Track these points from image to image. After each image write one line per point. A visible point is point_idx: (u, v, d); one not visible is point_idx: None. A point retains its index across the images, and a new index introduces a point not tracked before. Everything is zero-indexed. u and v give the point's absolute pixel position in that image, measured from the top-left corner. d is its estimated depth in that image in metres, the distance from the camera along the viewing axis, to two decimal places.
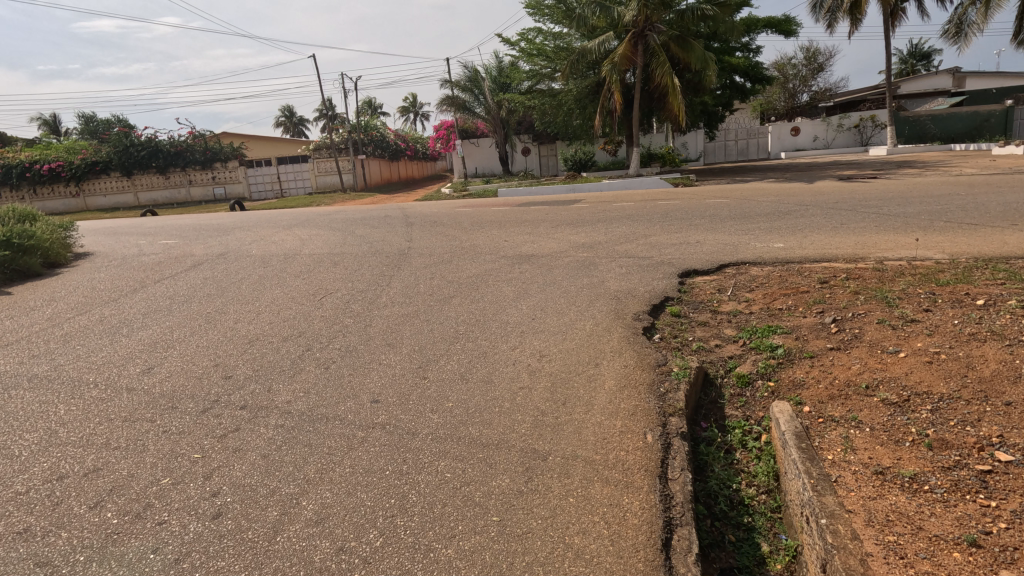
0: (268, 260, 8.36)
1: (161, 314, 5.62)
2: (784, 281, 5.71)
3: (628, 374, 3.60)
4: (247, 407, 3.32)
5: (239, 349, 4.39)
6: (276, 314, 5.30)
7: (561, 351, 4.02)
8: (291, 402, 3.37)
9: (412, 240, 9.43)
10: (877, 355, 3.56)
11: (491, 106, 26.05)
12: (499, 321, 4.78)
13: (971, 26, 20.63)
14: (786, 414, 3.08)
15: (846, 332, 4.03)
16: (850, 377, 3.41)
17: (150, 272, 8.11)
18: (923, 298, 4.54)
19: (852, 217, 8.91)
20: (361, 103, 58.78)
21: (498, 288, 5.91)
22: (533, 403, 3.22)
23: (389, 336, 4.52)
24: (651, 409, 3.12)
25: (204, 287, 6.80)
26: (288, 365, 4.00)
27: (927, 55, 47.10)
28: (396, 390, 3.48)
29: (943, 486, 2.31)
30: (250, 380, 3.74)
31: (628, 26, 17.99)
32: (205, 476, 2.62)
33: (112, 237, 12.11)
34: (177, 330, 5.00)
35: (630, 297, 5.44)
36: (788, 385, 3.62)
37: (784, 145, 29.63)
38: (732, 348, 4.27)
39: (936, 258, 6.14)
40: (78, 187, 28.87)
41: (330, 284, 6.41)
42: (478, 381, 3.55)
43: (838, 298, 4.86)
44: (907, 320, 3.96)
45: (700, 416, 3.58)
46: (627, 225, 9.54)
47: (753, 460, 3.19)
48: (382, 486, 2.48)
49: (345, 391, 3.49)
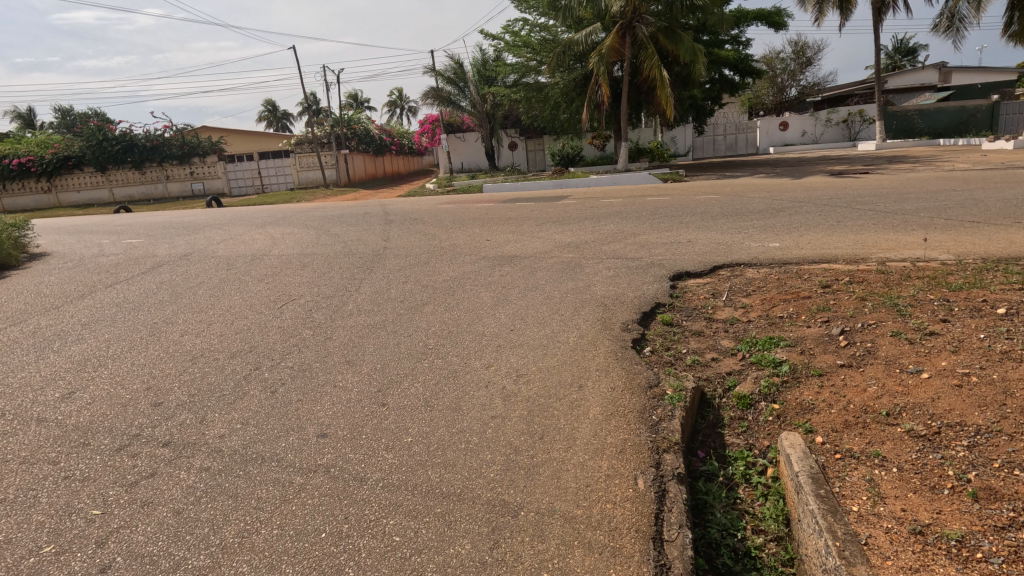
0: (233, 261, 7.84)
1: (101, 325, 5.07)
2: (783, 285, 5.30)
3: (615, 399, 3.15)
4: (170, 445, 2.83)
5: (179, 368, 3.88)
6: (228, 325, 4.81)
7: (540, 369, 3.57)
8: (224, 437, 2.88)
9: (389, 239, 8.94)
10: (896, 375, 3.15)
11: (476, 100, 25.62)
12: (473, 332, 4.33)
13: (963, 20, 20.45)
14: (799, 449, 2.65)
15: (857, 346, 3.62)
16: (866, 402, 3.00)
17: (105, 275, 7.55)
18: (936, 306, 4.15)
19: (849, 214, 8.56)
20: (346, 96, 57.91)
21: (476, 294, 5.44)
22: (505, 438, 2.76)
23: (349, 351, 4.04)
24: (643, 444, 2.68)
25: (157, 293, 6.24)
26: (231, 387, 3.51)
27: (912, 52, 47.32)
28: (348, 421, 3.01)
29: (999, 555, 1.90)
30: (181, 408, 3.24)
31: (616, 17, 17.49)
32: (97, 543, 2.13)
33: (73, 236, 11.45)
34: (114, 345, 4.46)
35: (618, 304, 4.99)
36: (795, 408, 3.21)
37: (773, 140, 29.23)
38: (731, 362, 3.85)
39: (941, 259, 5.78)
40: (50, 182, 27.99)
41: (294, 289, 5.94)
42: (444, 408, 3.09)
43: (844, 305, 4.45)
44: (925, 332, 3.58)
45: (697, 444, 3.16)
46: (615, 222, 9.11)
47: (758, 499, 2.77)
48: (314, 556, 2.02)
49: (291, 423, 3.00)
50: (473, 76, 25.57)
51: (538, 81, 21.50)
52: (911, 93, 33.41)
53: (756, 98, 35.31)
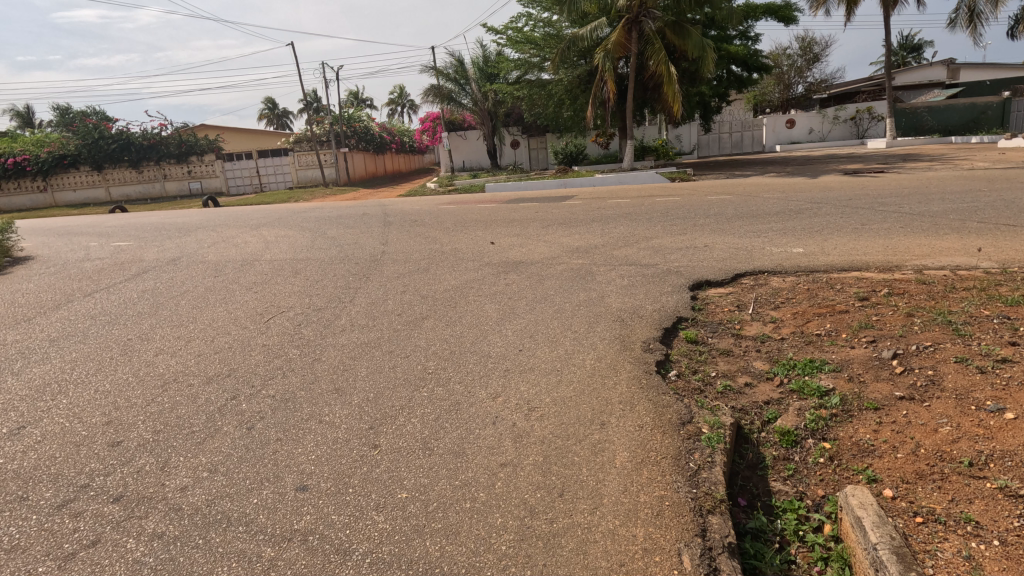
0: (223, 267, 7.43)
1: (70, 342, 4.63)
2: (815, 296, 4.85)
3: (644, 441, 2.70)
4: (121, 501, 2.39)
5: (147, 398, 3.43)
6: (209, 342, 4.38)
7: (556, 402, 3.11)
8: (187, 490, 2.45)
9: (388, 242, 8.52)
10: (971, 415, 2.73)
11: (477, 97, 25.11)
12: (478, 352, 3.91)
13: (981, 15, 19.89)
14: (872, 511, 2.22)
15: (916, 374, 3.19)
16: (941, 447, 2.57)
17: (86, 282, 7.14)
18: (997, 325, 3.70)
19: (872, 216, 8.10)
20: (347, 95, 57.58)
21: (479, 306, 5.00)
22: (518, 495, 2.33)
23: (337, 377, 3.59)
24: (683, 504, 2.24)
25: (137, 303, 5.79)
26: (201, 423, 3.07)
27: (918, 48, 46.82)
28: (332, 468, 2.57)
29: None
30: (141, 450, 2.79)
31: (621, 12, 16.98)
32: None
33: (62, 238, 11.07)
34: (78, 367, 4.02)
35: (636, 319, 4.53)
36: (852, 448, 2.77)
37: (779, 138, 28.51)
38: (767, 390, 3.38)
39: (983, 266, 5.34)
40: (46, 181, 27.65)
41: (284, 299, 5.51)
42: (445, 452, 2.65)
43: (889, 322, 3.99)
44: (997, 360, 3.16)
45: (737, 490, 2.67)
46: (625, 224, 8.69)
47: (818, 564, 2.30)
48: None
49: (267, 471, 2.57)
50: (475, 73, 25.05)
51: (541, 77, 21.02)
52: (920, 91, 32.84)
53: (763, 95, 34.74)
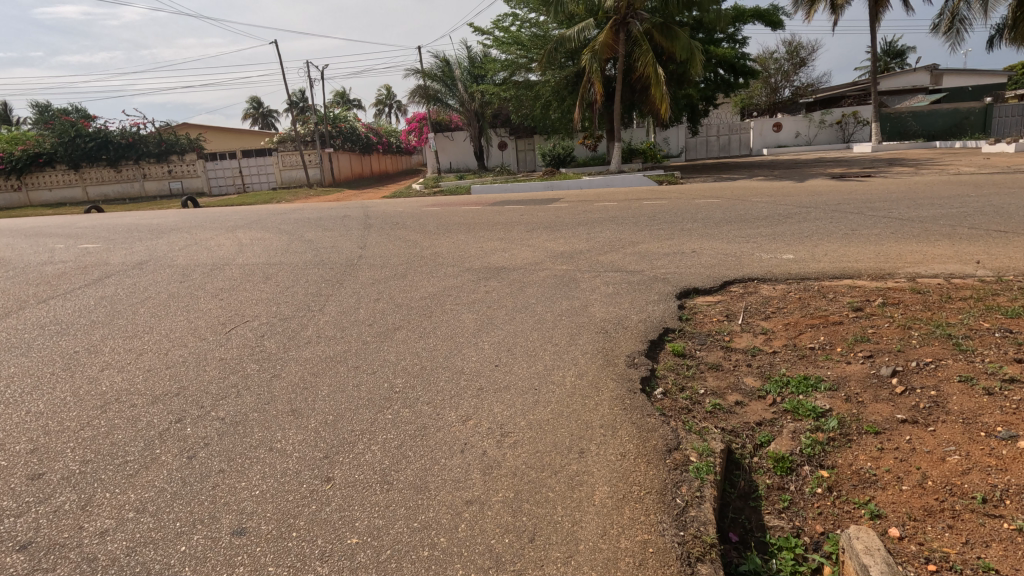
0: (189, 272, 7.06)
1: (10, 355, 4.26)
2: (806, 305, 4.63)
3: (626, 473, 2.44)
4: (27, 549, 2.09)
5: (82, 421, 3.10)
6: (160, 356, 4.06)
7: (531, 427, 2.84)
8: (107, 535, 2.15)
9: (366, 245, 8.22)
10: (981, 444, 2.52)
11: (464, 99, 24.82)
12: (451, 368, 3.62)
13: (964, 21, 20.03)
14: (880, 558, 1.98)
15: (918, 396, 2.97)
16: (952, 479, 2.35)
17: (43, 286, 6.75)
18: (999, 339, 3.50)
19: (862, 220, 7.97)
20: (333, 94, 56.95)
21: (456, 316, 4.72)
22: (484, 542, 2.05)
23: (295, 397, 3.29)
24: (669, 551, 1.99)
25: (92, 312, 5.42)
26: (137, 451, 2.76)
27: (901, 54, 47.40)
28: (278, 505, 2.29)
29: None
30: (63, 486, 2.48)
31: (609, 14, 16.79)
32: None
33: (28, 239, 10.61)
34: (13, 385, 3.67)
35: (621, 331, 4.27)
36: (852, 477, 2.53)
37: (766, 142, 28.59)
38: (759, 410, 3.13)
39: (977, 275, 5.17)
40: (20, 180, 26.95)
41: (250, 307, 5.20)
42: (405, 488, 2.37)
43: (885, 334, 3.78)
44: (1003, 380, 2.97)
45: (728, 523, 2.41)
46: (612, 228, 8.47)
47: None
48: None
49: (205, 510, 2.28)
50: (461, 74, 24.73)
51: (528, 78, 20.81)
52: (905, 95, 33.05)
53: (750, 98, 34.76)
